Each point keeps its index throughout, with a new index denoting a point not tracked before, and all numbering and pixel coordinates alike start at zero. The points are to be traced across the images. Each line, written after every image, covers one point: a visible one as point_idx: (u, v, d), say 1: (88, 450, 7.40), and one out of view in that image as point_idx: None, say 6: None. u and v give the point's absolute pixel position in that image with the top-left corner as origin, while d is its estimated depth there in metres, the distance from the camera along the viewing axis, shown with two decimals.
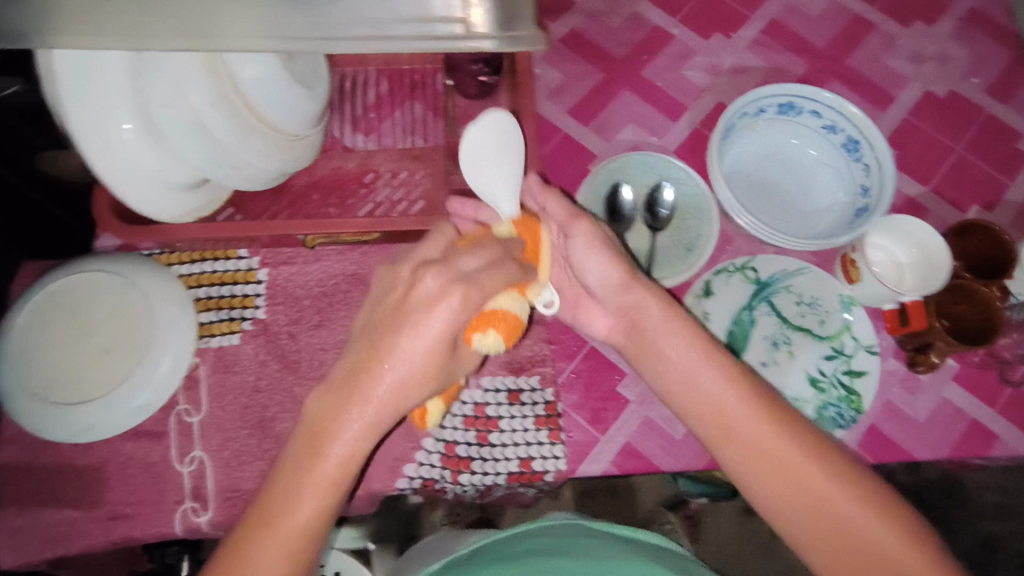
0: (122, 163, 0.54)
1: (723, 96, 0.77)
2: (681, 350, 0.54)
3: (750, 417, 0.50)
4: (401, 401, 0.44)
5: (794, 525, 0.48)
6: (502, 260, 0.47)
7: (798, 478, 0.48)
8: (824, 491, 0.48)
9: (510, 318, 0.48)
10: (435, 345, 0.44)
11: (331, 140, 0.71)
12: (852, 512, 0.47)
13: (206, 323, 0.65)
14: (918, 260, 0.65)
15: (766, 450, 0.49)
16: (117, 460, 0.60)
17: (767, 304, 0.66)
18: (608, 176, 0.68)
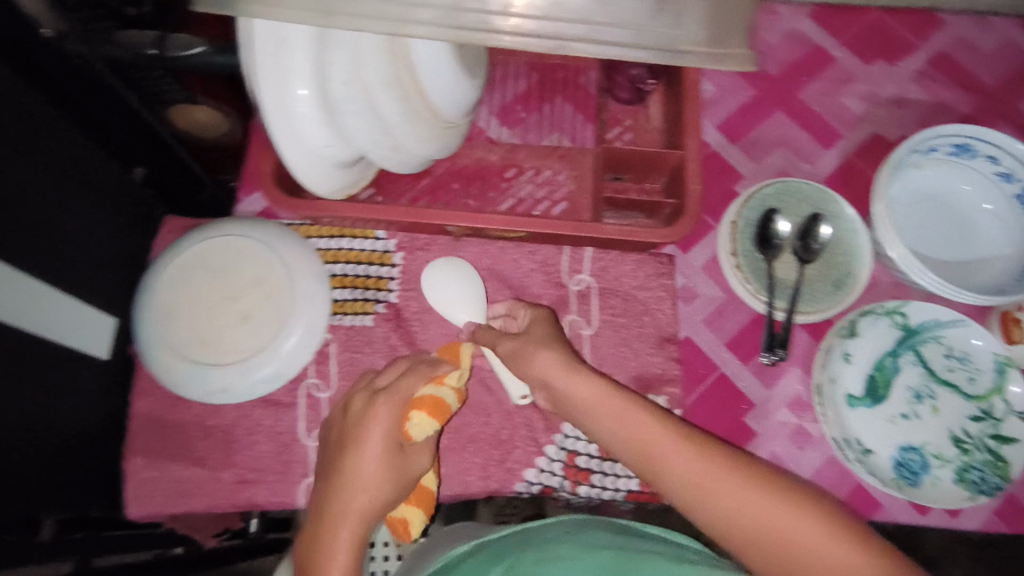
0: (295, 136, 0.54)
1: (880, 127, 0.73)
2: (606, 406, 0.50)
3: (670, 443, 0.47)
4: (374, 503, 0.51)
5: (742, 546, 0.43)
6: (415, 366, 0.56)
7: (754, 514, 0.43)
8: (779, 520, 0.42)
9: (427, 396, 0.53)
10: (383, 450, 0.52)
11: (475, 129, 0.70)
12: (813, 538, 0.41)
13: (339, 301, 0.65)
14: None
15: (686, 467, 0.46)
16: (246, 426, 0.61)
17: (913, 353, 0.63)
18: (760, 202, 0.66)
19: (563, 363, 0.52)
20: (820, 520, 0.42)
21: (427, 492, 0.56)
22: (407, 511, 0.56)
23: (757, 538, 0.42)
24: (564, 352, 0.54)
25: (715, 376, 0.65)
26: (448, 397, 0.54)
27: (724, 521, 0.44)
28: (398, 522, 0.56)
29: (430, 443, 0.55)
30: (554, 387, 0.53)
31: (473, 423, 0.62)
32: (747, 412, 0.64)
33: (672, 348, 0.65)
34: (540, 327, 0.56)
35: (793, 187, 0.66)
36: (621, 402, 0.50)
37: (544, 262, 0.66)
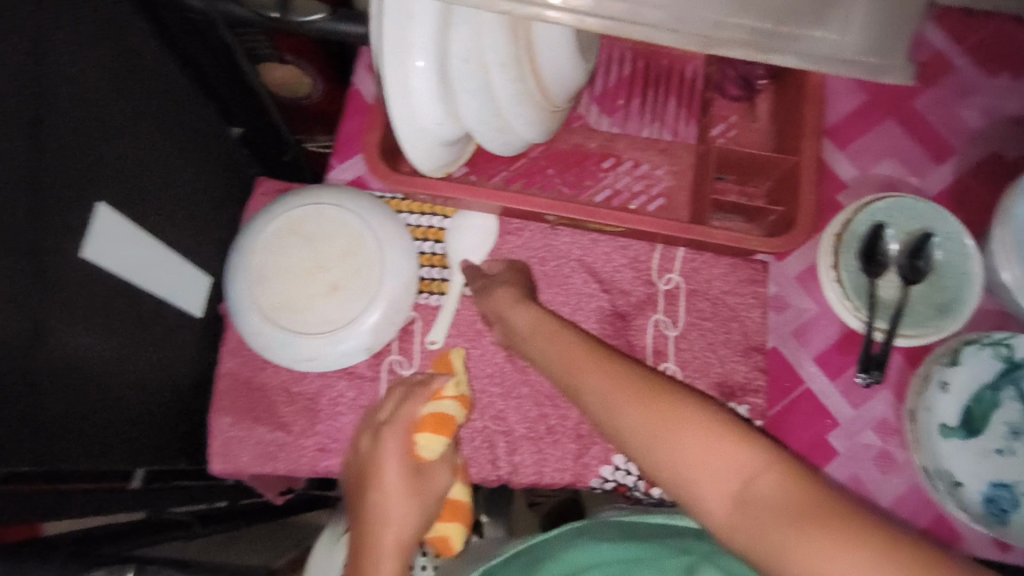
0: (408, 111, 0.53)
1: (998, 145, 0.70)
2: (541, 331, 0.51)
3: (595, 366, 0.45)
4: (402, 533, 0.52)
5: (659, 468, 0.39)
6: (410, 388, 0.57)
7: (643, 411, 0.40)
8: (666, 417, 0.39)
9: (430, 416, 0.54)
10: (401, 480, 0.53)
11: (575, 115, 0.69)
12: (696, 435, 0.38)
13: (426, 279, 0.65)
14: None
15: (606, 387, 0.43)
16: (330, 395, 0.62)
17: (1015, 387, 0.60)
18: (870, 216, 0.63)
19: (529, 307, 0.53)
20: (706, 418, 0.39)
21: (460, 504, 0.58)
22: (446, 526, 0.57)
23: (644, 436, 0.40)
24: (518, 297, 0.55)
25: (801, 391, 0.63)
26: (451, 411, 0.54)
27: (619, 419, 0.42)
28: (438, 540, 0.58)
29: (447, 460, 0.56)
30: (510, 316, 0.54)
31: (552, 414, 0.62)
32: (831, 430, 0.62)
33: (760, 358, 0.63)
34: (504, 284, 0.58)
35: (904, 203, 0.63)
36: (554, 326, 0.51)
37: (635, 258, 0.65)
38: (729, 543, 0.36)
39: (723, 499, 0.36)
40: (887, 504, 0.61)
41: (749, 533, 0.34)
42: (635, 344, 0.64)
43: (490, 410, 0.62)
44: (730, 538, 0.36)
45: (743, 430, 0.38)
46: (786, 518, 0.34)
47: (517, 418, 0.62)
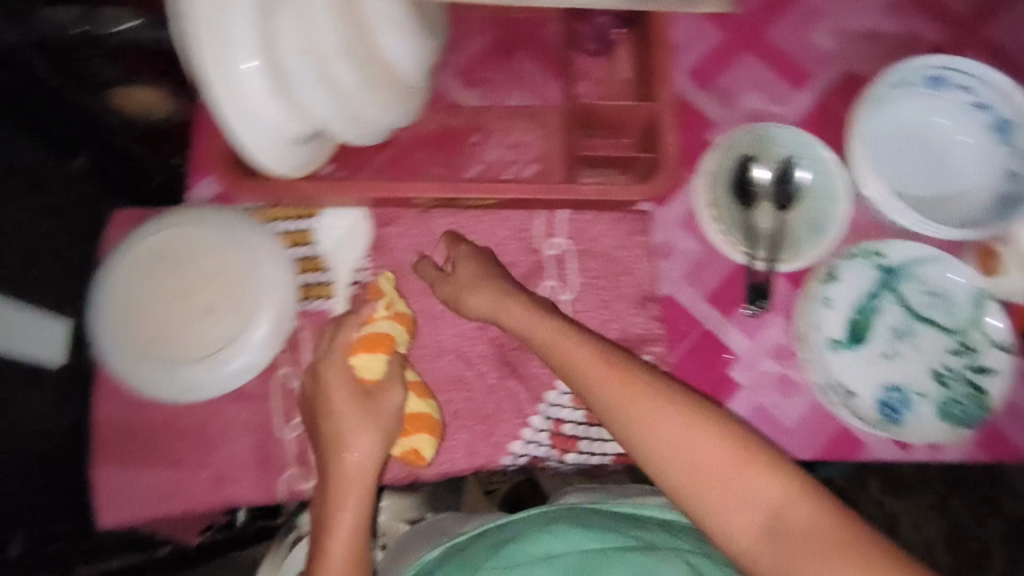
0: (245, 113, 0.49)
1: (848, 65, 0.71)
2: (533, 327, 0.54)
3: (614, 380, 0.49)
4: (364, 465, 0.53)
5: (691, 490, 0.45)
6: (338, 319, 0.57)
7: (646, 417, 0.47)
8: (664, 424, 0.46)
9: (363, 338, 0.55)
10: (349, 407, 0.54)
11: (437, 93, 0.67)
12: (696, 440, 0.45)
13: (306, 285, 0.62)
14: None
15: (630, 406, 0.48)
16: (219, 422, 0.59)
17: (892, 293, 0.63)
18: (735, 150, 0.64)
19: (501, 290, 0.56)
20: (737, 449, 0.45)
21: (425, 417, 0.57)
22: (416, 440, 0.56)
23: (647, 440, 0.46)
24: (489, 275, 0.57)
25: (699, 332, 0.64)
26: (385, 329, 0.56)
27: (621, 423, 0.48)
28: (410, 454, 0.57)
29: (397, 377, 0.56)
30: (495, 314, 0.56)
31: (456, 400, 0.61)
32: (732, 364, 0.63)
33: (654, 307, 0.64)
34: (466, 264, 0.58)
35: (766, 132, 0.64)
36: (545, 317, 0.54)
37: (518, 229, 0.64)
38: (743, 561, 0.43)
39: (752, 521, 0.43)
40: (793, 425, 0.62)
41: (733, 522, 0.43)
42: None
43: None
44: (754, 557, 0.43)
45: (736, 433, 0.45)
46: (809, 546, 0.42)
47: None
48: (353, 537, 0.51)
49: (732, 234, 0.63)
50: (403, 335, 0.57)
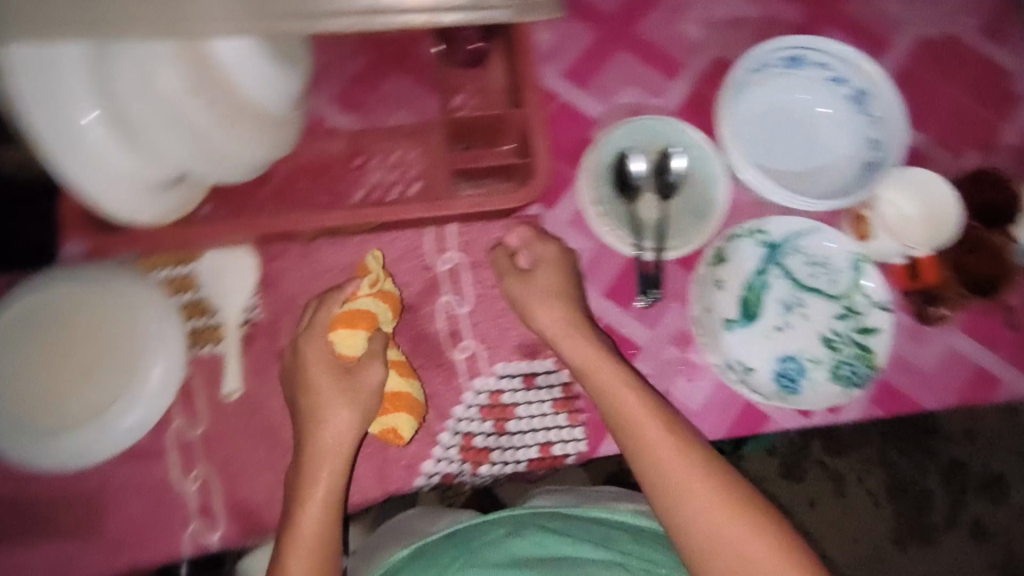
0: (92, 169, 0.48)
1: (719, 51, 0.73)
2: (591, 364, 0.58)
3: (665, 445, 0.53)
4: (342, 445, 0.54)
5: (706, 559, 0.49)
6: (324, 298, 0.58)
7: (669, 461, 0.52)
8: (681, 470, 0.52)
9: (342, 314, 0.56)
10: (330, 384, 0.55)
11: (313, 120, 0.65)
12: (705, 489, 0.51)
13: (194, 331, 0.60)
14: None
15: (667, 472, 0.52)
16: (113, 485, 0.57)
17: (778, 267, 0.65)
18: (613, 146, 0.65)
19: (566, 318, 0.59)
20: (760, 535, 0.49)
21: (405, 396, 0.57)
22: (395, 418, 0.57)
23: (664, 482, 0.52)
24: (553, 296, 0.60)
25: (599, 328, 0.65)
26: (366, 306, 0.56)
27: (640, 457, 0.54)
28: (387, 431, 0.57)
29: (377, 355, 0.56)
30: (559, 342, 0.59)
31: None
32: (635, 356, 0.64)
33: None
34: (547, 273, 0.61)
35: (641, 126, 0.66)
36: (596, 354, 0.58)
37: (409, 248, 0.64)
38: None
39: None
40: (699, 409, 0.64)
41: (719, 567, 0.49)
42: (428, 331, 0.63)
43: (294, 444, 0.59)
44: None
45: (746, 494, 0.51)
46: None
47: None
48: (322, 511, 0.53)
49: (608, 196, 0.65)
50: (386, 314, 0.57)
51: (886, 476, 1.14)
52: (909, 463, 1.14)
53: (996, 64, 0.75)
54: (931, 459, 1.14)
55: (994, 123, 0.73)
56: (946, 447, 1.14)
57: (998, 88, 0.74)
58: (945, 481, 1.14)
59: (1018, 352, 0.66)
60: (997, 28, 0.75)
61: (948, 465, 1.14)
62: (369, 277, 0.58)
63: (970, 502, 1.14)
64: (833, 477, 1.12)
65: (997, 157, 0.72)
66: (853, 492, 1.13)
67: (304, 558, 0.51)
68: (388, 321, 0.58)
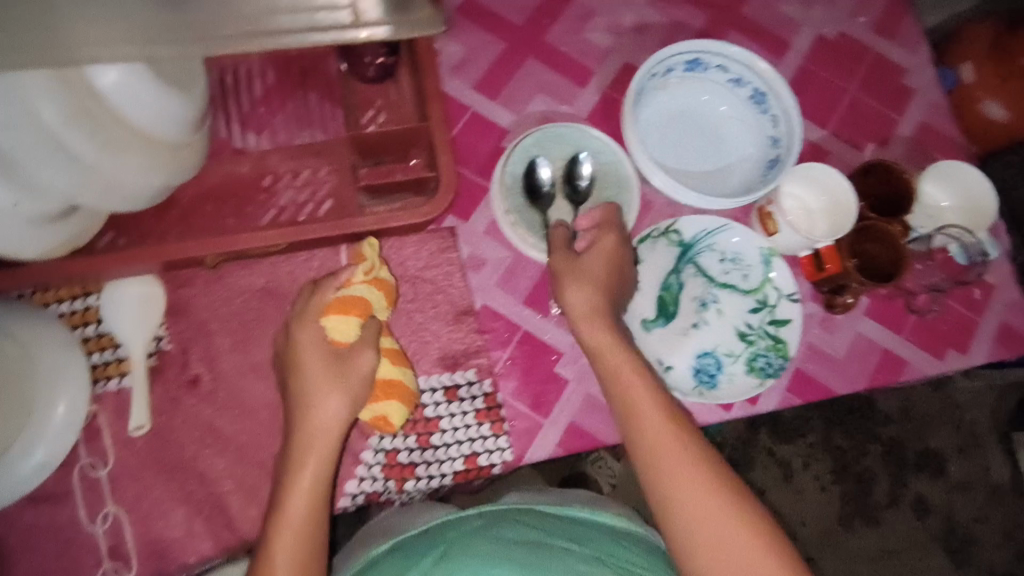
0: None
1: (628, 56, 0.74)
2: (602, 348, 0.58)
3: (659, 423, 0.53)
4: (332, 433, 0.53)
5: (689, 537, 0.49)
6: (321, 284, 0.57)
7: (667, 451, 0.52)
8: (675, 460, 0.52)
9: (336, 301, 0.55)
10: (322, 370, 0.54)
11: (218, 143, 0.64)
12: (692, 472, 0.51)
13: (99, 365, 0.58)
14: (965, 203, 0.68)
15: (659, 448, 0.52)
16: (16, 531, 0.55)
17: (693, 266, 0.67)
18: (523, 154, 0.66)
19: (592, 302, 0.58)
20: (743, 521, 0.49)
21: (396, 384, 0.56)
22: (387, 405, 0.56)
23: (654, 460, 0.52)
24: (587, 280, 0.59)
25: (520, 336, 0.65)
26: (359, 293, 0.55)
27: (640, 442, 0.53)
28: (378, 419, 0.57)
29: (370, 343, 0.55)
30: (580, 328, 0.59)
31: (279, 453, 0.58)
32: (557, 362, 0.65)
33: (472, 320, 0.65)
34: (592, 257, 0.60)
35: (551, 134, 0.66)
36: (610, 343, 0.58)
37: (322, 267, 0.63)
38: None
39: None
40: None
41: (699, 543, 0.49)
42: None
43: (208, 475, 0.57)
44: None
45: (736, 493, 0.51)
46: None
47: (243, 472, 0.58)
48: (309, 499, 0.51)
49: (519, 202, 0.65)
50: (381, 301, 0.56)
51: (830, 460, 1.16)
52: (849, 444, 1.17)
53: (890, 59, 0.78)
54: (869, 440, 1.18)
55: (890, 116, 0.76)
56: (883, 428, 1.18)
57: (895, 84, 0.77)
58: (884, 460, 1.18)
59: (920, 335, 0.69)
60: (891, 24, 0.78)
61: (886, 445, 1.18)
62: (365, 266, 0.57)
63: (911, 479, 1.18)
64: (781, 465, 1.15)
65: (893, 149, 0.75)
66: (800, 477, 1.16)
67: (290, 545, 0.50)
68: (382, 310, 0.57)
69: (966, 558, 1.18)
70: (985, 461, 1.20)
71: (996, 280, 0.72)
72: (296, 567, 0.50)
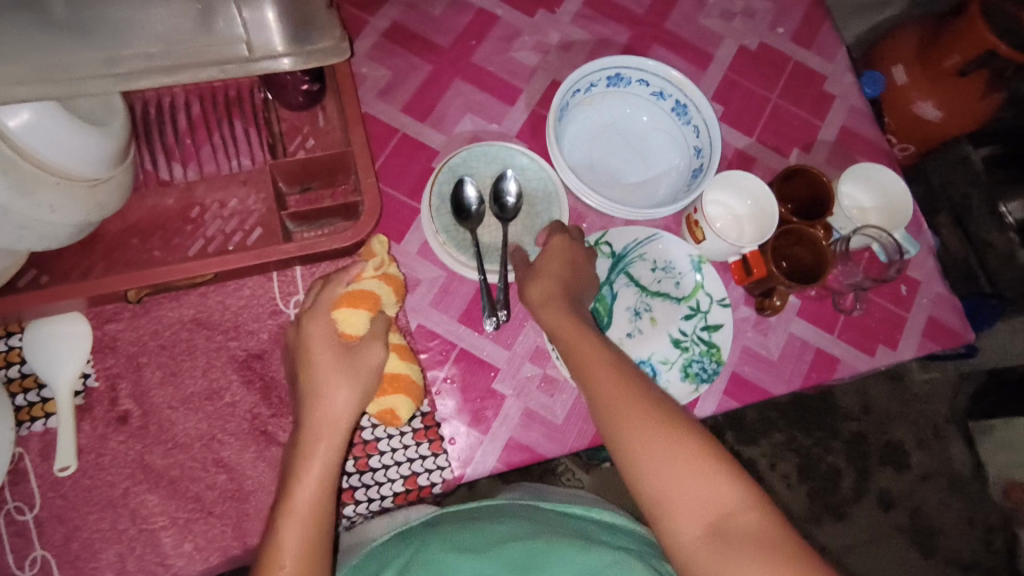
0: None
1: (555, 73, 0.76)
2: (555, 312, 0.59)
3: (607, 369, 0.54)
4: (339, 424, 0.53)
5: (642, 475, 0.49)
6: (330, 279, 0.57)
7: (622, 405, 0.52)
8: (625, 402, 0.52)
9: (346, 293, 0.54)
10: (332, 362, 0.53)
11: (144, 175, 0.64)
12: (639, 411, 0.51)
13: (23, 407, 0.57)
14: (882, 204, 0.71)
15: (609, 392, 0.53)
16: None
17: (625, 276, 0.68)
18: (451, 174, 0.67)
19: (551, 288, 0.60)
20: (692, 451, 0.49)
21: (404, 378, 0.57)
22: (394, 399, 0.56)
23: (605, 405, 0.53)
24: (558, 296, 0.60)
25: (456, 354, 0.66)
26: (371, 287, 0.55)
27: (598, 402, 0.53)
28: (384, 413, 0.57)
29: (379, 337, 0.56)
30: (541, 312, 0.60)
31: (213, 486, 0.58)
32: (495, 377, 0.66)
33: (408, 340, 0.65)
34: (546, 256, 0.62)
35: (477, 152, 0.68)
36: (567, 319, 0.58)
37: (253, 295, 0.62)
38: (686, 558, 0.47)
39: (689, 516, 0.47)
40: (562, 421, 0.66)
41: (650, 479, 0.49)
42: (278, 378, 0.61)
43: (139, 512, 0.56)
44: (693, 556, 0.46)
45: (689, 426, 0.50)
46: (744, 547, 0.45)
47: (176, 507, 0.57)
48: (319, 489, 0.50)
49: (448, 221, 0.66)
50: (390, 295, 0.57)
51: (795, 458, 1.16)
52: (814, 441, 1.16)
53: (808, 67, 0.81)
54: (833, 436, 1.16)
55: (812, 122, 0.79)
56: (845, 423, 1.17)
57: (815, 90, 0.80)
58: (849, 456, 1.16)
59: (850, 332, 0.71)
60: (807, 34, 0.82)
61: (849, 440, 1.17)
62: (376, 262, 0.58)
63: (877, 474, 1.16)
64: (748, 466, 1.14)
65: (816, 153, 0.78)
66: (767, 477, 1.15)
67: (296, 533, 0.48)
68: (391, 305, 0.58)
69: (937, 552, 1.16)
70: (947, 453, 1.19)
71: (921, 276, 0.74)
72: (303, 561, 0.48)
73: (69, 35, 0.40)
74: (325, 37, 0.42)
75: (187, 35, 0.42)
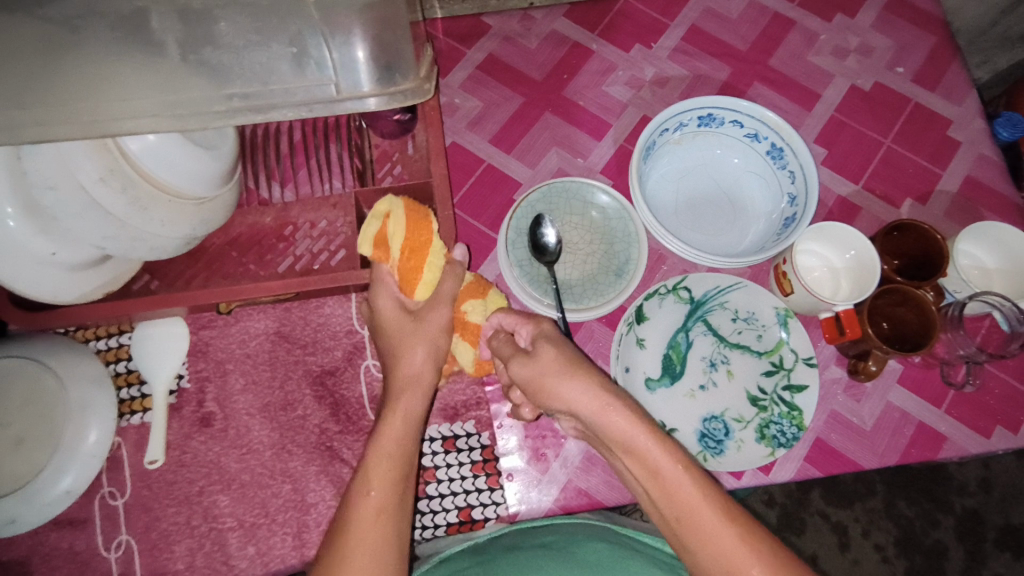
0: (37, 264, 0.53)
1: (647, 109, 0.74)
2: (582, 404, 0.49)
3: (680, 473, 0.45)
4: (413, 408, 0.51)
5: None
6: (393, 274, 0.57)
7: (726, 546, 0.43)
8: (706, 517, 0.44)
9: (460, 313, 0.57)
10: (400, 330, 0.54)
11: (247, 193, 0.68)
12: (723, 529, 0.43)
13: (126, 400, 0.63)
14: (1008, 265, 0.64)
15: (684, 504, 0.44)
16: (40, 553, 0.59)
17: (703, 323, 0.65)
18: (530, 209, 0.67)
19: (595, 393, 0.49)
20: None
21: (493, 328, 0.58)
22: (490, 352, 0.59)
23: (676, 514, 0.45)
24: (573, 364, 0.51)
25: None
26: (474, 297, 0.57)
27: (693, 544, 0.44)
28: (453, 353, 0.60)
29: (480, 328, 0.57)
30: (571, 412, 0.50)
31: (279, 494, 0.61)
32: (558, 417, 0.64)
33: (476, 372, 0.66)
34: (550, 348, 0.52)
35: (558, 188, 0.68)
36: (622, 428, 0.47)
37: (333, 313, 0.65)
38: None
39: None
40: None
41: None
42: (348, 396, 0.63)
43: (209, 511, 0.60)
44: None
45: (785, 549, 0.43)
46: None
47: (243, 510, 0.60)
48: (405, 435, 0.49)
49: (523, 253, 0.66)
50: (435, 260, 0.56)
51: (896, 530, 0.85)
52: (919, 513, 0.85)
53: (930, 110, 0.74)
54: (943, 511, 0.85)
55: (930, 170, 0.72)
56: (960, 497, 0.86)
57: (935, 136, 0.73)
58: (959, 535, 0.85)
59: (960, 408, 0.64)
60: (931, 75, 0.75)
61: (961, 516, 0.85)
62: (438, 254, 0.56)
63: (996, 565, 0.84)
64: (833, 531, 0.84)
65: (933, 206, 0.71)
66: (857, 547, 0.85)
67: (384, 473, 0.47)
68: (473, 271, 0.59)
69: None
70: None
71: None
72: (389, 487, 0.46)
73: (181, 69, 0.43)
74: (407, 77, 0.42)
75: (283, 76, 0.43)
